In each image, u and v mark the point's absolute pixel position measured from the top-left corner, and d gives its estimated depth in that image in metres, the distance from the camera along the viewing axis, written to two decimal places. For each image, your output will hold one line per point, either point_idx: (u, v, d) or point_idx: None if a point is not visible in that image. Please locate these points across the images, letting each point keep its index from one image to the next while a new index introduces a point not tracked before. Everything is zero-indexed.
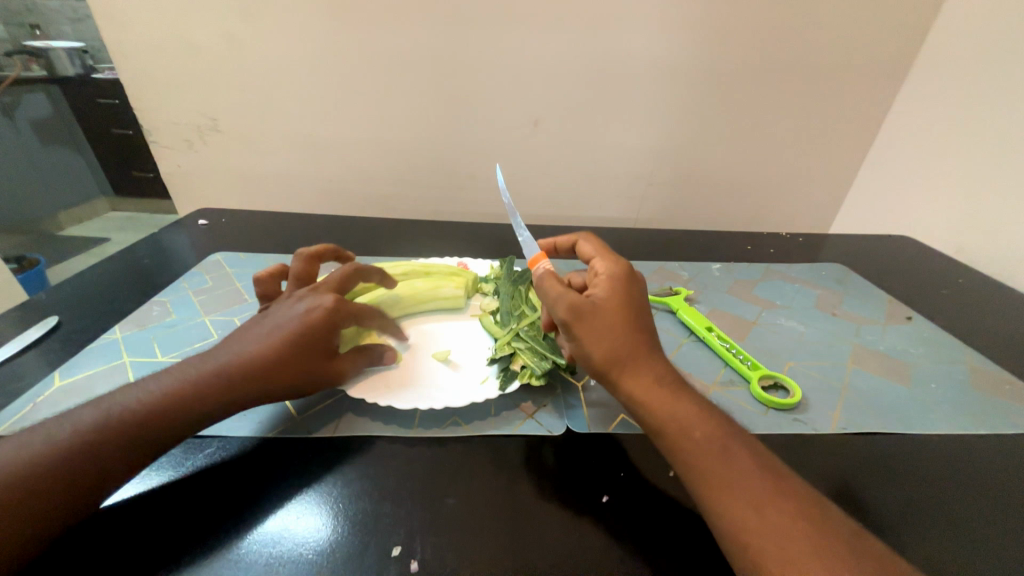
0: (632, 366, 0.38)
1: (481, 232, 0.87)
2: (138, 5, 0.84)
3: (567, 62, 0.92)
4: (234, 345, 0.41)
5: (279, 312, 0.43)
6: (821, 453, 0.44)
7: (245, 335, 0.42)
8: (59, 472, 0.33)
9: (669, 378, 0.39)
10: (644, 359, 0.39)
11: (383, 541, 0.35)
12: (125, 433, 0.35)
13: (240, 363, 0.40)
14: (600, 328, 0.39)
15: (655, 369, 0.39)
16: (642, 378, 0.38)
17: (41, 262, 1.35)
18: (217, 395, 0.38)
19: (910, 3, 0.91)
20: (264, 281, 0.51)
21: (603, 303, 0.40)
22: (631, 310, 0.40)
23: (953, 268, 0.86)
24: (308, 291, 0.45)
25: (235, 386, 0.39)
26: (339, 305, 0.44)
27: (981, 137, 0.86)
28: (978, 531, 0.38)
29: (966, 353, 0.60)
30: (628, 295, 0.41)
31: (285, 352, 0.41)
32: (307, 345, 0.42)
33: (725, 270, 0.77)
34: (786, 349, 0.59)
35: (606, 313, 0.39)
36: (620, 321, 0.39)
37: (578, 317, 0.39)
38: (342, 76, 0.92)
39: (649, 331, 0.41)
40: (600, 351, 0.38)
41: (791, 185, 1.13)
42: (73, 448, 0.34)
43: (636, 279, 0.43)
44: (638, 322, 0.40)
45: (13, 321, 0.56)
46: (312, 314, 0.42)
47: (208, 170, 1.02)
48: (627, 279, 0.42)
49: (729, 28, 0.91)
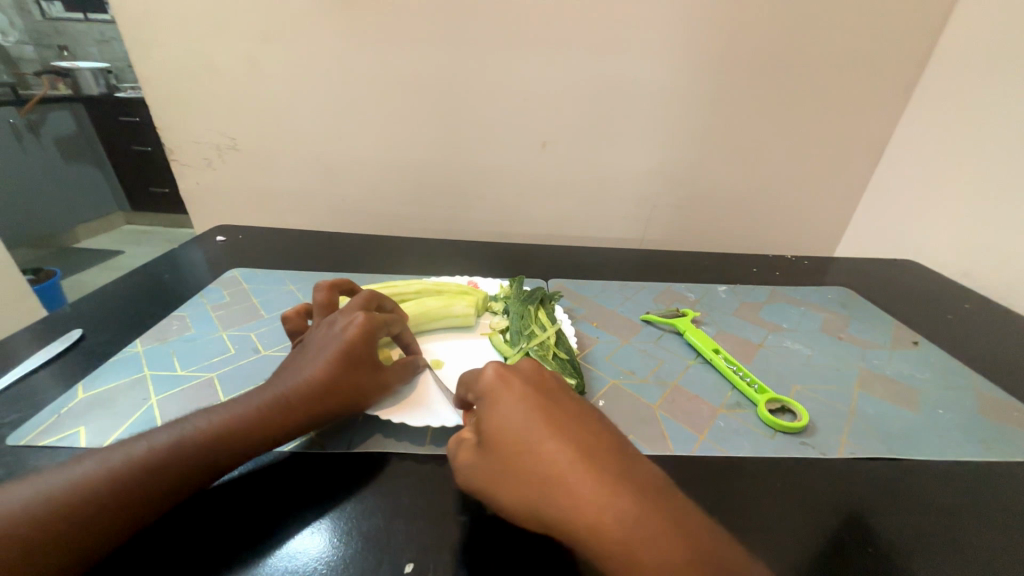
0: (559, 507, 0.32)
1: (489, 251, 0.89)
2: (165, 32, 0.88)
3: (574, 86, 0.95)
4: (286, 375, 0.44)
5: (318, 340, 0.46)
6: (831, 478, 0.44)
7: (294, 365, 0.45)
8: (89, 501, 0.33)
9: (612, 501, 0.31)
10: (565, 490, 0.32)
11: (396, 557, 0.35)
12: (157, 460, 0.35)
13: (302, 387, 0.42)
14: (496, 480, 0.35)
15: (590, 495, 0.32)
16: (581, 520, 0.31)
17: (58, 274, 1.39)
18: (279, 420, 0.41)
19: (906, 33, 0.94)
20: (293, 317, 0.52)
21: (488, 440, 0.36)
22: (519, 430, 0.35)
23: (959, 292, 0.86)
24: (338, 314, 0.48)
25: (294, 406, 0.42)
26: (369, 318, 0.47)
27: (980, 162, 0.88)
28: (992, 560, 0.38)
29: (973, 378, 0.60)
30: (506, 408, 0.37)
31: (335, 367, 0.44)
32: (354, 359, 0.44)
33: (730, 292, 0.78)
34: (792, 372, 0.59)
35: (494, 451, 0.36)
36: (512, 460, 0.34)
37: (475, 479, 0.36)
38: (357, 99, 0.95)
39: (558, 441, 0.34)
40: (519, 507, 0.34)
41: (794, 209, 1.15)
42: (105, 475, 0.34)
43: (516, 376, 0.39)
44: (533, 444, 0.35)
45: (35, 334, 0.58)
46: (350, 330, 0.45)
47: (225, 187, 1.06)
48: (495, 412, 0.37)
49: (731, 55, 0.94)
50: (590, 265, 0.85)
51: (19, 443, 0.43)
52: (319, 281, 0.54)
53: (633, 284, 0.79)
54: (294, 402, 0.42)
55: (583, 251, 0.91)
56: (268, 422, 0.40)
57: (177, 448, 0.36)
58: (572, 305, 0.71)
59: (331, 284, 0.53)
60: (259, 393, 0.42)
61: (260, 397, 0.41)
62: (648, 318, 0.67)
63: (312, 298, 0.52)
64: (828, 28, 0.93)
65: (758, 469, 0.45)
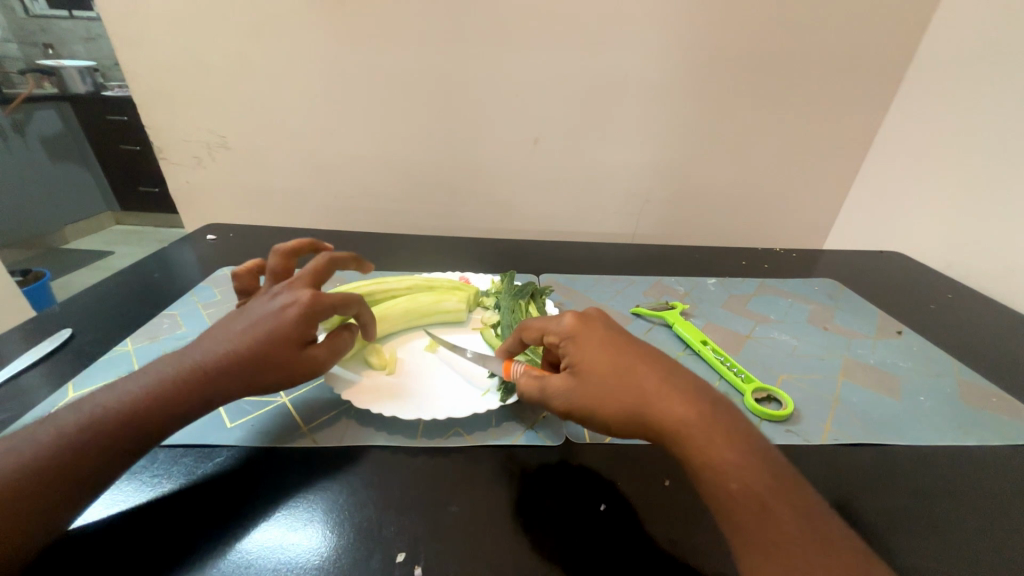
0: (648, 408, 0.39)
1: (481, 246, 0.89)
2: (152, 28, 0.87)
3: (565, 81, 0.95)
4: (207, 343, 0.43)
5: (254, 311, 0.45)
6: (816, 463, 0.46)
7: (220, 332, 0.44)
8: (33, 490, 0.33)
9: (690, 402, 0.38)
10: (652, 397, 0.39)
11: (386, 549, 0.36)
12: (103, 448, 0.36)
13: (216, 360, 0.41)
14: (591, 400, 0.41)
15: (671, 399, 0.38)
16: (666, 417, 0.38)
17: (47, 275, 1.38)
18: (197, 389, 0.40)
19: (893, 25, 0.95)
20: (244, 276, 0.52)
21: (579, 369, 0.42)
22: (608, 361, 0.41)
23: (942, 283, 0.88)
24: (284, 287, 0.46)
25: (216, 380, 0.41)
26: (315, 300, 0.45)
27: (965, 155, 0.89)
28: (970, 542, 0.39)
29: (955, 366, 0.62)
30: (595, 343, 0.42)
31: (262, 345, 0.42)
32: (284, 339, 0.43)
33: (719, 284, 0.79)
34: (779, 363, 0.60)
35: (590, 378, 0.41)
36: (604, 379, 0.41)
37: (565, 398, 0.42)
38: (348, 95, 0.95)
39: (643, 363, 0.41)
40: (612, 414, 0.40)
41: (783, 202, 1.16)
42: (44, 461, 0.34)
43: (593, 321, 0.44)
44: (624, 365, 0.41)
45: (23, 335, 0.58)
46: (289, 310, 0.44)
47: (216, 186, 1.05)
48: (583, 343, 0.43)
49: (721, 48, 0.94)
50: (582, 260, 0.86)
51: None
52: (278, 244, 0.52)
53: (624, 277, 0.80)
54: (218, 373, 0.41)
55: (574, 245, 0.92)
56: (203, 394, 0.40)
57: (127, 429, 0.37)
58: (563, 300, 0.71)
59: (288, 252, 0.51)
60: None
61: (191, 361, 0.41)
62: (638, 310, 0.68)
63: (267, 261, 0.51)
64: (817, 22, 0.93)
65: None
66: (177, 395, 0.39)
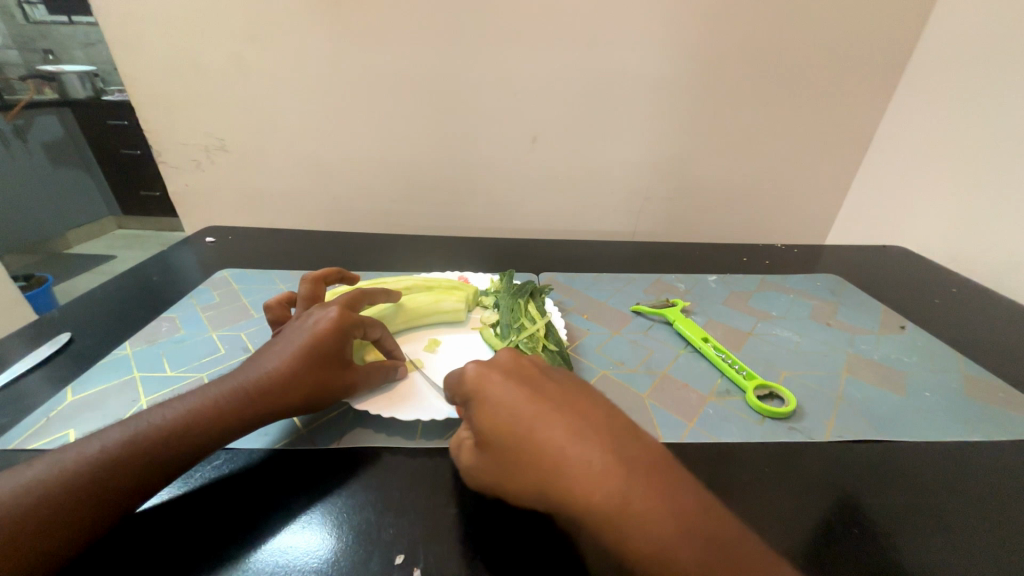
0: (554, 490, 0.33)
1: (481, 246, 0.89)
2: (147, 30, 0.87)
3: (563, 78, 0.95)
4: (247, 368, 0.44)
5: (290, 331, 0.46)
6: (819, 460, 0.45)
7: (260, 358, 0.45)
8: (43, 496, 0.33)
9: (602, 479, 0.32)
10: (558, 474, 0.33)
11: (385, 551, 0.35)
12: (115, 454, 0.35)
13: (260, 379, 0.42)
14: (496, 476, 0.36)
15: (578, 476, 0.33)
16: (574, 499, 0.32)
17: (48, 279, 1.38)
18: (239, 407, 0.41)
19: (894, 17, 0.94)
20: (276, 307, 0.53)
21: (482, 436, 0.37)
22: (510, 428, 0.36)
23: (946, 276, 0.87)
24: (315, 308, 0.48)
25: (256, 398, 0.42)
26: (343, 313, 0.47)
27: (967, 146, 0.88)
28: (975, 537, 0.39)
29: (960, 360, 0.61)
30: (495, 406, 0.38)
31: (297, 359, 0.43)
32: (319, 353, 0.44)
33: (721, 281, 0.79)
34: (781, 358, 0.60)
35: (492, 448, 0.36)
36: (508, 453, 0.36)
37: (475, 473, 0.38)
38: (346, 95, 0.95)
39: (550, 429, 0.35)
40: (520, 494, 0.35)
41: (784, 196, 1.15)
42: (59, 468, 0.34)
43: (496, 374, 0.40)
44: (527, 434, 0.36)
45: (22, 339, 0.58)
46: (320, 325, 0.45)
47: (214, 188, 1.05)
48: (483, 406, 0.38)
49: (720, 43, 0.94)
50: (582, 258, 0.86)
51: (8, 448, 0.42)
52: (308, 273, 0.56)
53: (625, 275, 0.79)
54: (256, 394, 0.42)
55: (575, 243, 0.91)
56: (228, 408, 0.40)
57: (141, 434, 0.37)
58: (563, 298, 0.71)
59: (316, 278, 0.55)
60: (234, 379, 0.43)
61: (230, 382, 0.42)
62: (638, 308, 0.67)
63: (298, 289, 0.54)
64: (816, 14, 0.92)
65: (745, 455, 0.45)
66: (213, 410, 0.40)
